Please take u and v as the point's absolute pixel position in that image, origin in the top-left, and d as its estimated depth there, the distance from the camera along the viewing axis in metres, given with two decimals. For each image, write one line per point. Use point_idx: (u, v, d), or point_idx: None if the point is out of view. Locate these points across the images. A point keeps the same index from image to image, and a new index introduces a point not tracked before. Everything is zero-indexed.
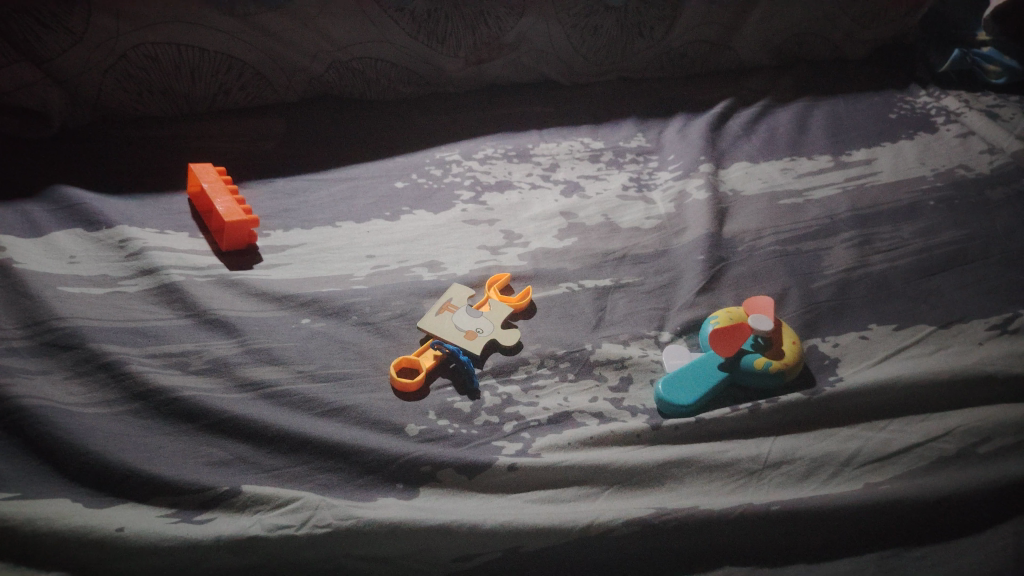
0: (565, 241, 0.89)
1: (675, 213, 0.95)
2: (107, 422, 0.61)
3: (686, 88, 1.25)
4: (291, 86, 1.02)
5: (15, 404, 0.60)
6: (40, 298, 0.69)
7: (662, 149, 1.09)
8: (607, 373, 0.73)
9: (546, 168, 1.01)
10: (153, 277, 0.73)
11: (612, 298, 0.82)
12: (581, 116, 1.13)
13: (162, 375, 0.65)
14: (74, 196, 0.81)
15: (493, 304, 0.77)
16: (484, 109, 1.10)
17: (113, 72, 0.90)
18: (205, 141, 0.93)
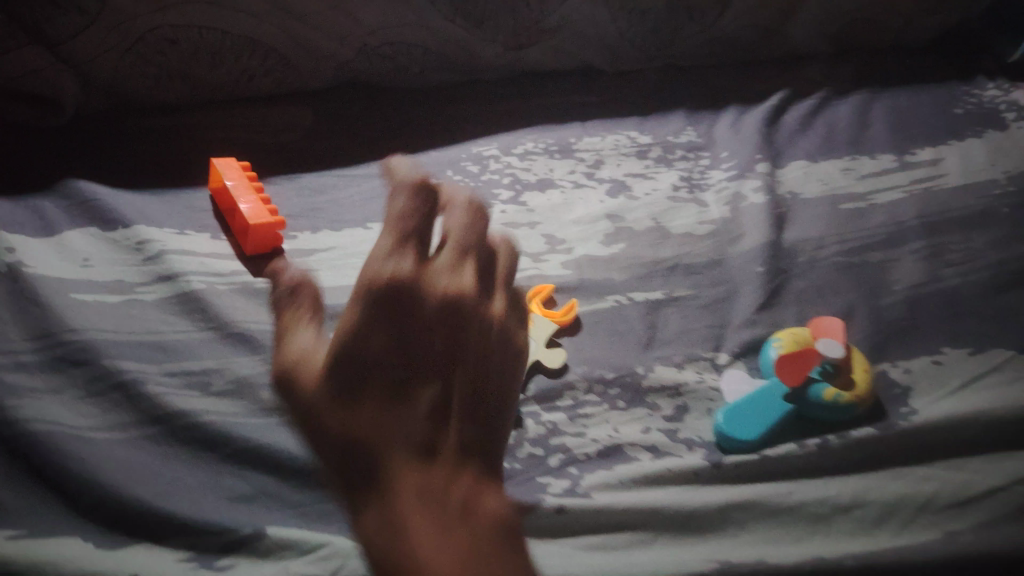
0: (612, 247, 0.82)
1: (730, 218, 0.88)
2: (120, 448, 0.56)
3: (737, 77, 1.17)
4: (318, 72, 0.95)
5: (21, 429, 0.55)
6: (52, 308, 0.64)
7: (714, 145, 1.01)
8: (661, 401, 0.67)
9: (591, 165, 0.94)
10: (172, 284, 0.68)
11: (664, 313, 0.76)
12: (627, 107, 1.05)
13: (180, 398, 0.60)
14: (89, 192, 0.75)
15: (536, 319, 0.71)
16: (523, 98, 1.03)
17: (131, 56, 0.84)
18: (227, 132, 0.87)
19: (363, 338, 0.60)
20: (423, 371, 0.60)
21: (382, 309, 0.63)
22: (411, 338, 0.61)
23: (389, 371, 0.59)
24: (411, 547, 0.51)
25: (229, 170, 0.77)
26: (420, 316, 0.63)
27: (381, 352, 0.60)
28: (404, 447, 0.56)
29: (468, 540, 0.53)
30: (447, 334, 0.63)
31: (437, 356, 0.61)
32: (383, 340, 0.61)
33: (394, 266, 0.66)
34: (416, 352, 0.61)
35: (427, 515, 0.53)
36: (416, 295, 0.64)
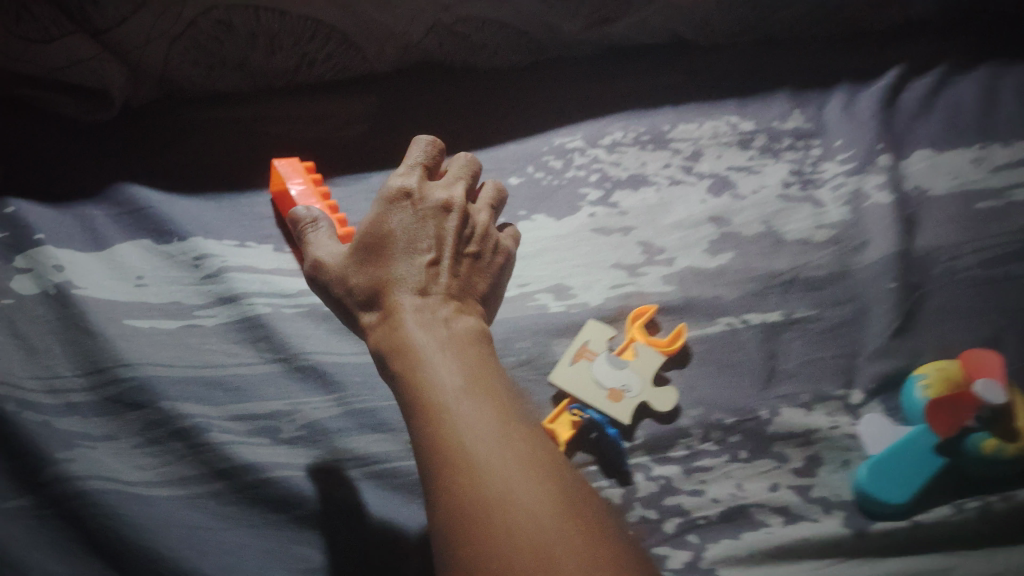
0: (719, 258, 0.72)
1: (851, 221, 0.77)
2: (183, 507, 0.50)
3: (846, 50, 1.02)
4: (383, 54, 0.85)
5: (73, 489, 0.49)
6: (104, 337, 0.57)
7: (826, 131, 0.89)
8: (788, 452, 0.58)
9: (688, 157, 0.83)
10: (234, 307, 0.61)
11: (784, 340, 0.66)
12: (724, 90, 0.93)
13: (247, 448, 0.53)
14: (142, 198, 0.68)
15: (640, 350, 0.61)
16: (606, 80, 0.92)
17: (181, 42, 0.75)
18: (286, 125, 0.80)
19: (381, 225, 0.53)
20: (424, 243, 0.53)
21: (400, 208, 0.54)
22: (418, 232, 0.54)
23: (397, 249, 0.53)
24: (466, 453, 0.41)
25: (292, 171, 0.68)
26: (428, 219, 0.54)
27: (393, 234, 0.53)
28: (413, 308, 0.50)
29: (521, 422, 0.44)
30: (448, 237, 0.54)
31: (442, 236, 0.54)
32: (397, 224, 0.53)
33: (403, 182, 0.56)
34: (426, 231, 0.54)
35: (479, 402, 0.44)
36: (423, 198, 0.55)
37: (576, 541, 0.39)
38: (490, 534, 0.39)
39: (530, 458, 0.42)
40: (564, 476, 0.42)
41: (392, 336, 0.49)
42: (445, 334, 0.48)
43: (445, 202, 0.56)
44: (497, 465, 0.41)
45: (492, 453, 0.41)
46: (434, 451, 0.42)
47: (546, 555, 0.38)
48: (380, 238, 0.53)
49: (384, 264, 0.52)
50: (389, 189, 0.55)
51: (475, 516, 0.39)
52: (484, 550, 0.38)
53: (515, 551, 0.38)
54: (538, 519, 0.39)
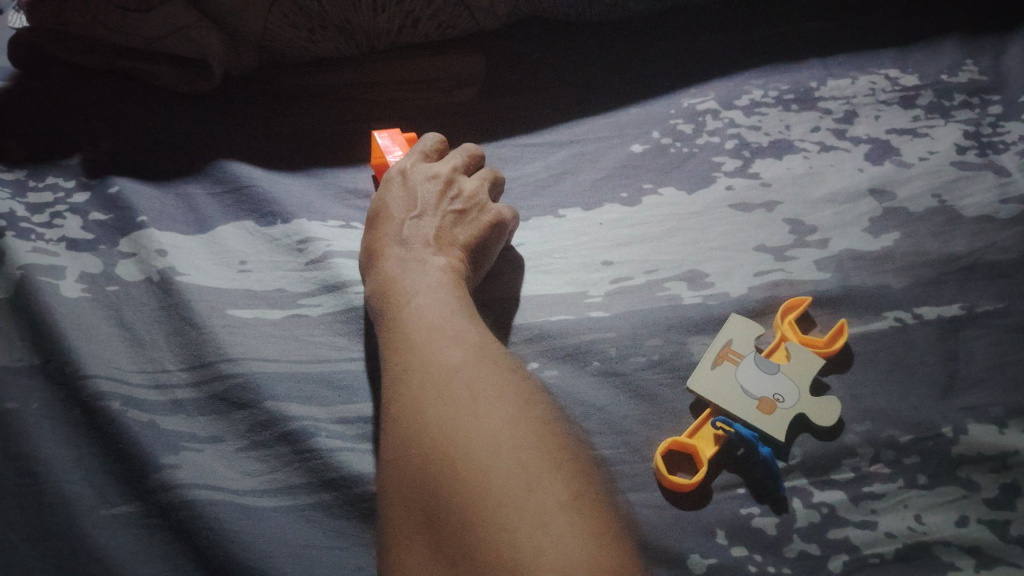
0: (883, 239, 0.62)
1: None
2: (291, 520, 0.46)
3: None
4: (492, 12, 0.77)
5: (179, 498, 0.46)
6: (208, 329, 0.54)
7: (1007, 84, 0.75)
8: (979, 478, 0.49)
9: (840, 118, 0.72)
10: (340, 296, 0.57)
11: (967, 340, 0.56)
12: (880, 39, 0.81)
13: (357, 457, 0.49)
14: (243, 176, 0.64)
15: (794, 351, 0.54)
16: (740, 31, 0.81)
17: (280, 7, 0.70)
18: (390, 92, 0.74)
19: (377, 199, 0.59)
20: (411, 204, 0.58)
21: (393, 181, 0.60)
22: (405, 196, 0.59)
23: (389, 209, 0.58)
24: (410, 332, 0.47)
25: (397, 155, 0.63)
26: (416, 186, 0.59)
27: (384, 201, 0.58)
28: (391, 252, 0.55)
29: (469, 318, 0.49)
30: (436, 202, 0.58)
31: (431, 198, 0.58)
32: (388, 194, 0.59)
33: (400, 164, 0.61)
34: (413, 194, 0.59)
35: (422, 300, 0.49)
36: (414, 172, 0.60)
37: (482, 384, 0.43)
38: (414, 386, 0.43)
39: (463, 337, 0.46)
40: (494, 352, 0.46)
41: (371, 272, 0.54)
42: (415, 266, 0.53)
43: (438, 174, 0.60)
44: (431, 343, 0.46)
45: (428, 334, 0.46)
46: (388, 337, 0.48)
47: (451, 392, 0.42)
48: (375, 209, 0.58)
49: (375, 220, 0.58)
50: (389, 170, 0.61)
51: (408, 375, 0.44)
52: (404, 394, 0.43)
53: (425, 390, 0.43)
54: (451, 365, 0.44)
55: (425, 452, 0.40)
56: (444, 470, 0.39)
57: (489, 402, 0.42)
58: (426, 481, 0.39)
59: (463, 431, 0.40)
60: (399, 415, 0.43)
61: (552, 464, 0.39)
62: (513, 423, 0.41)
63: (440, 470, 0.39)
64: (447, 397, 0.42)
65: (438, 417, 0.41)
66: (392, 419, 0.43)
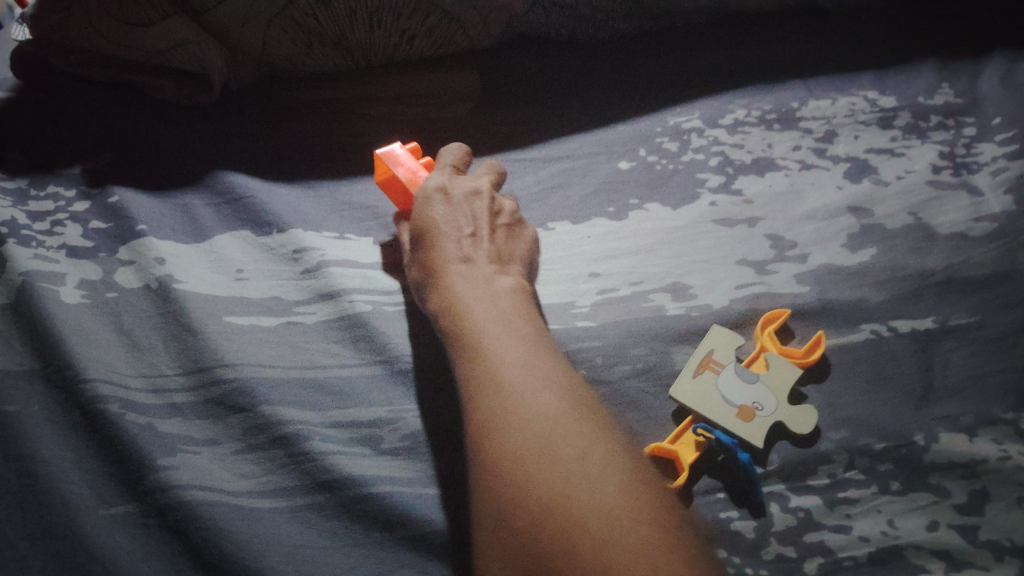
0: (860, 254, 0.64)
1: (1016, 212, 0.67)
2: (285, 522, 0.47)
3: (1004, 11, 0.89)
4: (485, 30, 0.80)
5: (175, 498, 0.47)
6: (205, 335, 0.55)
7: (982, 107, 0.78)
8: (950, 485, 0.51)
9: (820, 138, 0.74)
10: (335, 304, 0.58)
11: (941, 352, 0.58)
12: (860, 61, 0.83)
13: (350, 459, 0.50)
14: (241, 186, 0.66)
15: (772, 361, 0.56)
16: (725, 52, 0.84)
17: (279, 23, 0.72)
18: (386, 107, 0.76)
19: (424, 215, 0.56)
20: (464, 222, 0.55)
21: (436, 199, 0.56)
22: (455, 213, 0.56)
23: (441, 229, 0.54)
24: (493, 371, 0.43)
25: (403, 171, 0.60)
26: (464, 202, 0.57)
27: (434, 220, 0.55)
28: (459, 274, 0.52)
29: (546, 350, 0.46)
30: (487, 217, 0.57)
31: (478, 215, 0.56)
32: (437, 213, 0.55)
33: (438, 180, 0.58)
34: (461, 212, 0.56)
35: (504, 336, 0.46)
36: (456, 188, 0.58)
37: (587, 442, 0.40)
38: (512, 441, 0.40)
39: (549, 375, 0.44)
40: (578, 387, 0.44)
41: (439, 296, 0.51)
42: (486, 292, 0.50)
43: (479, 188, 0.58)
44: (518, 384, 0.43)
45: (514, 373, 0.43)
46: (467, 377, 0.45)
47: (555, 451, 0.39)
48: (423, 230, 0.55)
49: (428, 242, 0.54)
50: (426, 185, 0.57)
51: (500, 425, 0.41)
52: (502, 451, 0.40)
53: (529, 450, 0.40)
54: (552, 420, 0.41)
55: (537, 524, 0.37)
56: (562, 548, 0.36)
57: (598, 466, 0.39)
58: (541, 553, 0.36)
59: (576, 502, 0.37)
60: (497, 473, 0.40)
61: (671, 538, 0.37)
62: (623, 479, 0.39)
63: (555, 548, 0.36)
64: (550, 455, 0.39)
65: (546, 482, 0.38)
66: (487, 473, 0.40)
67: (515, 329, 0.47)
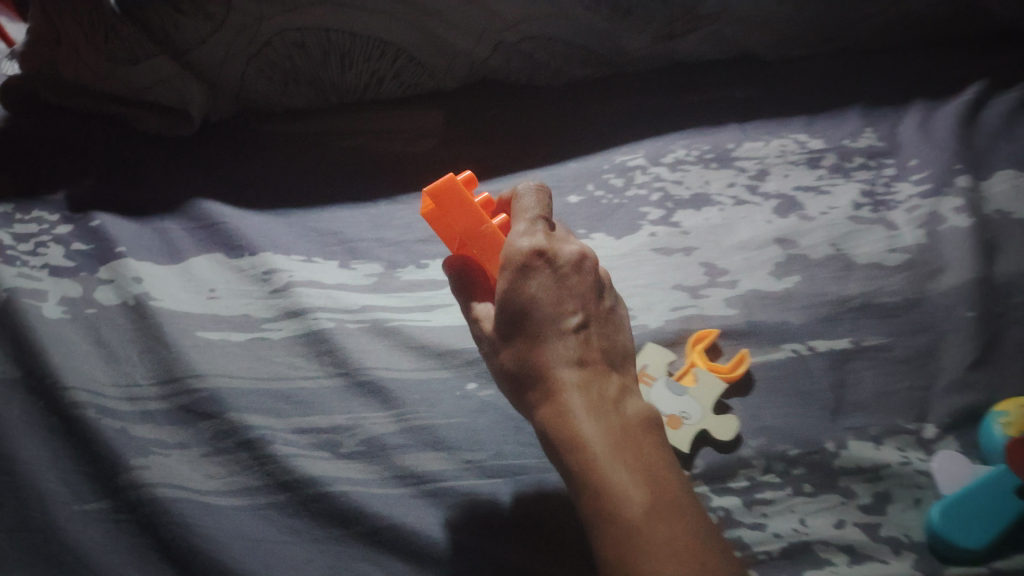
0: (785, 281, 0.70)
1: (926, 245, 0.74)
2: (250, 519, 0.51)
3: (924, 63, 0.97)
4: (449, 73, 0.86)
5: (146, 496, 0.51)
6: (177, 348, 0.59)
7: (901, 150, 0.85)
8: (856, 487, 0.56)
9: (753, 176, 0.81)
10: (300, 321, 0.62)
11: (854, 369, 0.64)
12: (793, 107, 0.91)
13: (310, 462, 0.54)
14: (215, 213, 0.71)
15: (700, 375, 0.61)
16: (670, 97, 0.91)
17: (256, 62, 0.79)
18: (356, 141, 0.82)
19: (526, 303, 0.47)
20: (573, 311, 0.48)
21: (538, 280, 0.48)
22: (564, 302, 0.48)
23: (546, 321, 0.47)
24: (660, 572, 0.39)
25: (451, 197, 0.52)
26: (571, 282, 0.49)
27: (542, 310, 0.47)
28: (584, 402, 0.45)
29: (692, 518, 0.42)
30: (593, 303, 0.50)
31: (582, 298, 0.49)
32: (540, 296, 0.47)
33: (532, 240, 0.49)
34: (565, 294, 0.48)
35: (660, 520, 0.41)
36: (558, 253, 0.49)
37: None
38: None
39: (702, 555, 0.40)
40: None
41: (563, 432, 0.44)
42: (613, 423, 0.45)
43: (581, 254, 0.50)
44: (678, 574, 0.39)
45: (670, 559, 0.40)
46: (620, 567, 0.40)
47: None
48: (523, 315, 0.47)
49: (532, 336, 0.47)
50: (521, 256, 0.48)
51: None
52: None
53: None
54: None
55: None
56: None
57: None
58: None
59: None
60: None
61: None
62: None
63: None
64: None
65: None
66: None
67: (663, 501, 0.42)
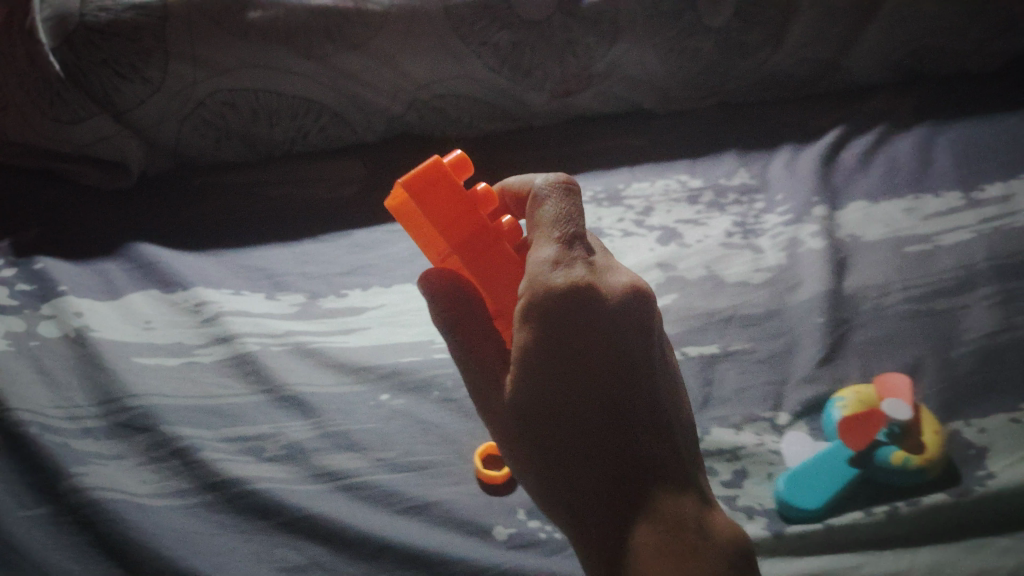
0: (664, 298, 0.81)
1: (786, 264, 0.85)
2: (182, 517, 0.57)
3: (792, 112, 1.11)
4: (369, 127, 0.96)
5: (84, 499, 0.57)
6: (115, 372, 0.66)
7: (769, 186, 0.98)
8: (718, 467, 0.66)
9: (640, 212, 0.92)
10: (228, 345, 0.69)
11: (720, 369, 0.74)
12: (677, 152, 1.03)
13: (236, 465, 0.60)
14: (151, 255, 0.78)
15: None
16: (570, 146, 1.02)
17: (191, 120, 0.89)
18: (284, 190, 0.90)
19: (563, 366, 0.49)
20: (612, 366, 0.50)
21: (575, 342, 0.49)
22: (602, 366, 0.50)
23: (585, 375, 0.49)
24: None
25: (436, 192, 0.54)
26: (610, 341, 0.50)
27: (575, 365, 0.49)
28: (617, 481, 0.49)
29: None
30: (635, 361, 0.51)
31: (626, 342, 0.51)
32: (573, 345, 0.49)
33: (566, 274, 0.50)
34: (608, 343, 0.50)
35: None
36: (598, 290, 0.50)
37: None
38: None
39: None
40: None
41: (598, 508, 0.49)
42: (649, 483, 0.49)
43: (622, 303, 0.51)
44: None
45: None
46: None
47: None
48: (557, 373, 0.49)
49: (566, 394, 0.49)
50: (551, 303, 0.49)
51: None
52: None
53: None
54: None
55: None
56: None
57: None
58: None
59: None
60: None
61: None
62: None
63: None
64: None
65: None
66: None
67: None
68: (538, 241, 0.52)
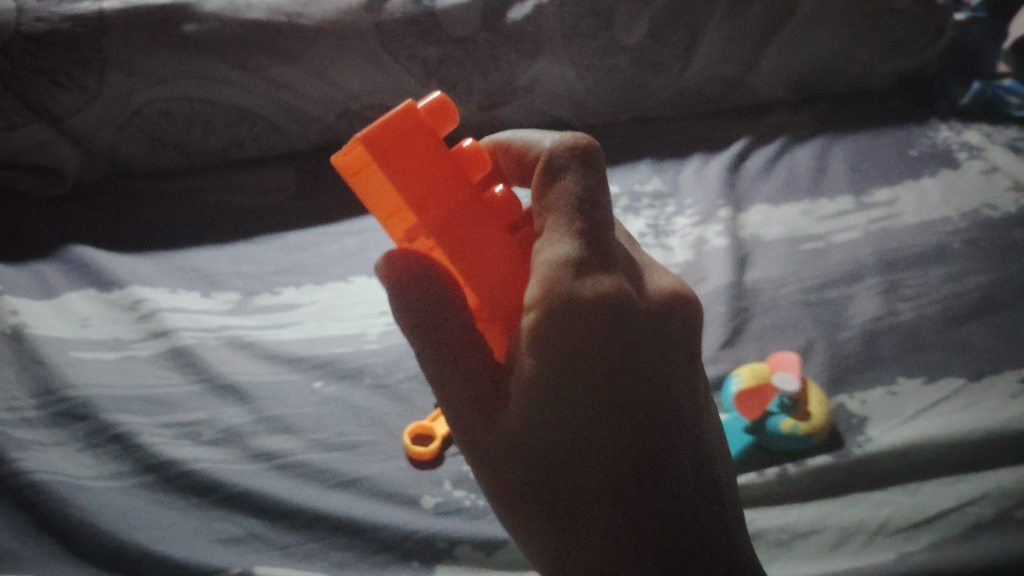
0: None
1: (693, 261, 0.93)
2: (122, 496, 0.60)
3: (702, 127, 1.20)
4: (304, 135, 1.00)
5: (24, 481, 0.59)
6: (53, 365, 0.68)
7: (680, 192, 1.06)
8: None
9: None
10: (165, 339, 0.72)
11: None
12: None
13: (174, 447, 0.64)
14: (87, 256, 0.81)
15: None
16: None
17: (128, 127, 0.92)
18: (220, 197, 0.94)
19: (579, 385, 0.42)
20: (635, 382, 0.43)
21: (595, 360, 0.42)
22: (623, 382, 0.43)
23: (603, 392, 0.43)
24: None
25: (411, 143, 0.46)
26: (634, 355, 0.43)
27: (594, 383, 0.42)
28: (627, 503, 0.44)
29: None
30: (660, 375, 0.45)
31: (651, 353, 0.44)
32: (591, 364, 0.42)
33: (594, 284, 0.42)
34: (633, 355, 0.43)
35: None
36: (624, 299, 0.43)
37: None
38: None
39: None
40: None
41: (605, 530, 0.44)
42: (665, 507, 0.44)
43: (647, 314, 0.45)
44: None
45: None
46: None
47: None
48: (570, 393, 0.42)
49: (581, 414, 0.43)
50: (571, 318, 0.42)
51: None
52: None
53: None
54: None
55: None
56: None
57: None
58: None
59: None
60: None
61: None
62: None
63: None
64: None
65: None
66: None
67: None
68: (549, 234, 0.45)
